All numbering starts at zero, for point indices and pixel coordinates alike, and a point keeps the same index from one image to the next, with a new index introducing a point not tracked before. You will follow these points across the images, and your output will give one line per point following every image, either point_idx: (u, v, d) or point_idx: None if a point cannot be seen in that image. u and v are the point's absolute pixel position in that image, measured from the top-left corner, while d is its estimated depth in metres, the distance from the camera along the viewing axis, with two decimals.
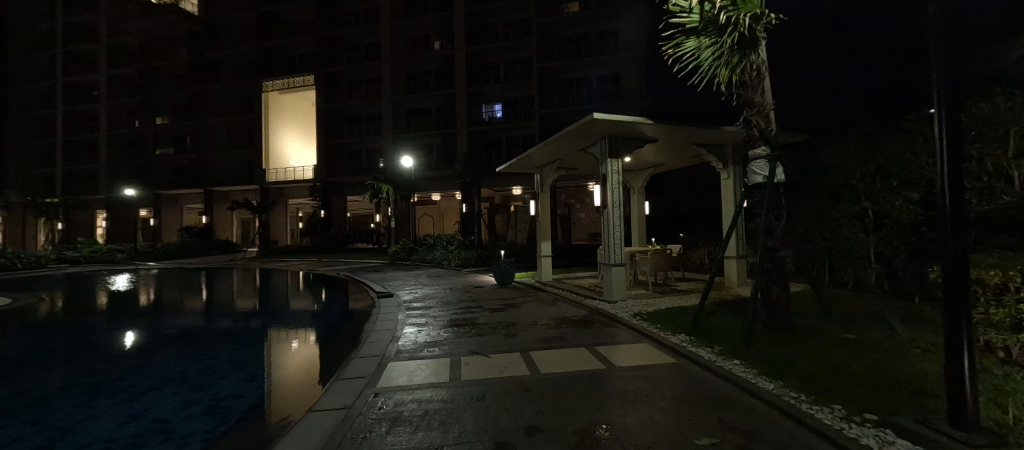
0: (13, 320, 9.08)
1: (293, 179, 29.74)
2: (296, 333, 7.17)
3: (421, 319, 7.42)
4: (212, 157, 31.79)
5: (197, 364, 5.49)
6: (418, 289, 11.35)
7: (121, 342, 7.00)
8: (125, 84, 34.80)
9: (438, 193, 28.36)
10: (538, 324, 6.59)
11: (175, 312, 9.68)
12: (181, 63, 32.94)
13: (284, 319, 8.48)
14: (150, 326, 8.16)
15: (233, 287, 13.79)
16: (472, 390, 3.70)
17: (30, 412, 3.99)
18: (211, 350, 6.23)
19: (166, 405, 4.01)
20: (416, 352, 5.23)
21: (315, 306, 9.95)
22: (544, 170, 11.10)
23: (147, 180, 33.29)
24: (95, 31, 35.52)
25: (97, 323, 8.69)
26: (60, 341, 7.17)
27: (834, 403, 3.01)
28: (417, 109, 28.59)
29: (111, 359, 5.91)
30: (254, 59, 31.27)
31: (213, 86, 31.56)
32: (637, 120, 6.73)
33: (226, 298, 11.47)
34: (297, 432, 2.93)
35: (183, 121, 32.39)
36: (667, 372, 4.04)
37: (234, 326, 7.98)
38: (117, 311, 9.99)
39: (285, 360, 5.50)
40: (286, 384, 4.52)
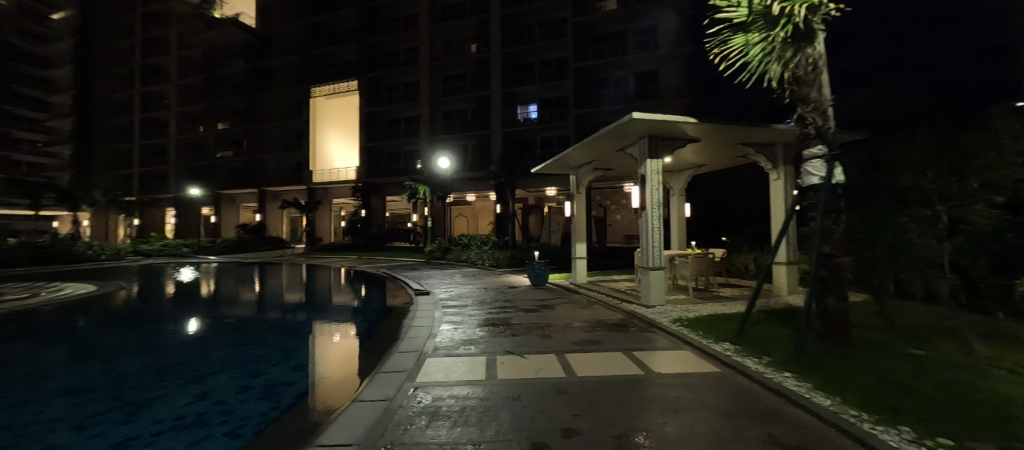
0: (98, 305, 10.32)
1: (337, 179, 31.15)
2: (337, 327, 7.50)
3: (457, 317, 7.55)
4: (265, 159, 34.05)
5: (252, 352, 5.90)
6: (453, 288, 11.60)
7: (185, 328, 7.70)
8: (191, 92, 38.07)
9: (472, 194, 28.80)
10: (573, 326, 6.53)
11: (231, 302, 10.52)
12: (239, 71, 35.62)
13: (327, 313, 8.91)
14: (209, 315, 8.85)
15: (282, 281, 14.69)
16: (508, 389, 3.73)
17: (113, 388, 4.48)
18: (264, 339, 6.66)
19: (225, 388, 4.33)
20: (452, 349, 5.34)
21: (355, 301, 10.44)
22: (580, 171, 10.99)
23: (208, 180, 36.13)
24: (167, 45, 39.21)
25: (165, 310, 9.65)
26: (133, 326, 7.96)
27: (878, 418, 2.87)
28: (454, 111, 29.14)
29: (174, 344, 6.44)
30: (302, 66, 33.17)
31: (267, 93, 33.91)
32: (680, 118, 6.50)
33: (276, 291, 12.31)
34: (342, 421, 3.06)
35: (240, 126, 34.96)
36: (707, 381, 3.88)
37: (282, 317, 8.50)
38: (181, 300, 11.04)
39: (328, 352, 5.78)
40: (329, 375, 4.70)
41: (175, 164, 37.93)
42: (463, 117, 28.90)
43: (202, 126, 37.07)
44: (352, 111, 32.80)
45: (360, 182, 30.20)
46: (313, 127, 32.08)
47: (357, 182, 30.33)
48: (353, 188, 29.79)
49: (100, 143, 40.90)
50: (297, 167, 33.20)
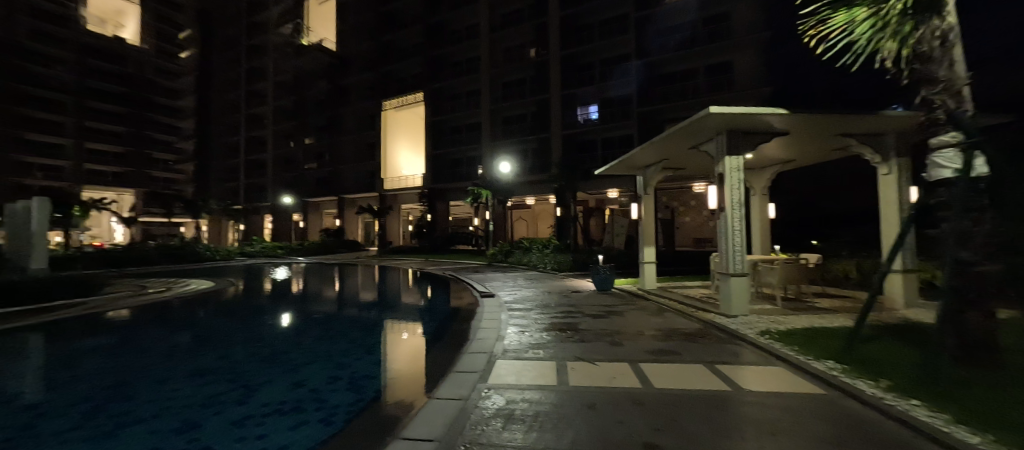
0: (213, 298, 12.00)
1: (406, 186, 33.01)
2: (409, 325, 7.92)
3: (522, 320, 7.59)
4: (345, 169, 37.25)
5: (337, 345, 6.46)
6: (517, 291, 11.69)
7: (280, 321, 8.72)
8: (284, 111, 42.85)
9: (533, 197, 28.91)
10: (645, 334, 6.23)
11: (316, 299, 11.60)
12: (322, 90, 39.38)
13: (398, 311, 9.47)
14: (297, 310, 9.87)
15: (358, 281, 15.82)
16: (582, 397, 3.64)
17: (229, 372, 5.16)
18: (346, 334, 7.27)
19: (317, 378, 4.79)
20: (521, 353, 5.37)
21: (422, 301, 10.94)
22: (648, 171, 10.54)
23: (299, 190, 40.36)
24: (265, 72, 44.58)
25: (263, 304, 10.93)
26: (240, 318, 9.14)
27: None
28: (514, 115, 29.49)
29: (273, 335, 7.31)
30: (376, 82, 35.83)
31: (346, 108, 37.15)
32: (766, 110, 5.95)
33: (352, 290, 13.31)
34: (422, 416, 3.22)
35: (324, 140, 38.62)
36: (807, 403, 3.46)
37: (360, 314, 9.20)
38: (275, 296, 12.41)
39: (404, 349, 6.12)
40: (405, 369, 4.99)
41: (272, 176, 42.90)
42: (523, 122, 29.13)
43: (293, 141, 41.53)
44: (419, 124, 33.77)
45: (427, 188, 31.76)
46: (386, 138, 34.64)
47: (425, 188, 31.94)
48: (420, 194, 31.48)
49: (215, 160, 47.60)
50: (372, 175, 35.84)
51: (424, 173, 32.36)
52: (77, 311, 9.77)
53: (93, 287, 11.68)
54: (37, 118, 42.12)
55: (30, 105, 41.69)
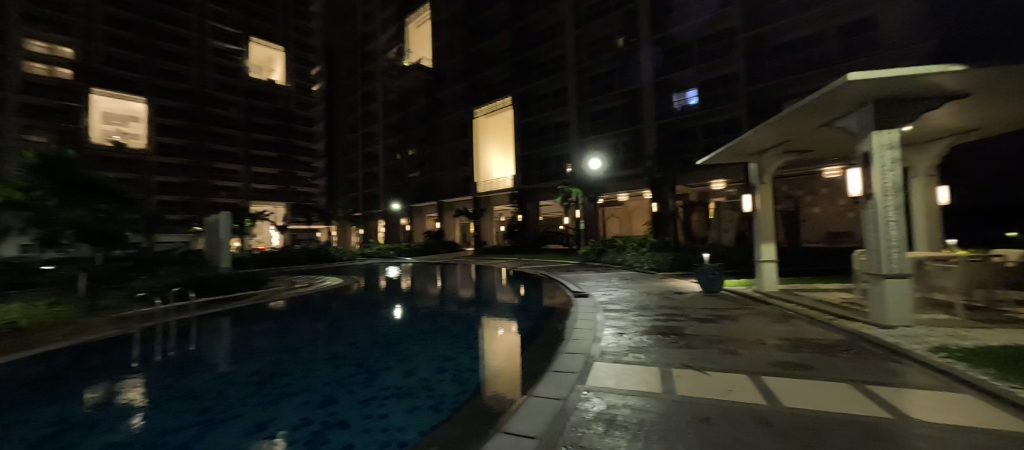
0: (342, 293, 13.87)
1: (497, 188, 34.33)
2: (506, 323, 8.14)
3: (620, 322, 7.26)
4: (442, 175, 40.06)
5: (442, 339, 6.93)
6: (612, 291, 11.27)
7: (394, 313, 9.76)
8: (390, 127, 47.69)
9: (624, 194, 27.56)
10: (766, 343, 5.47)
11: (422, 296, 12.63)
12: (421, 104, 42.88)
13: (495, 308, 9.84)
14: (408, 305, 10.87)
15: (458, 279, 16.80)
16: (693, 409, 3.31)
17: (356, 359, 5.87)
18: (450, 328, 7.77)
19: (426, 369, 5.20)
20: (620, 356, 5.13)
21: (517, 299, 11.18)
22: (764, 157, 9.33)
23: (404, 196, 44.57)
24: (374, 93, 50.19)
25: (380, 299, 12.28)
26: (363, 310, 10.41)
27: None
28: (603, 110, 28.63)
29: (388, 326, 8.19)
30: (467, 91, 37.86)
31: (442, 119, 39.97)
32: (931, 69, 4.80)
33: (453, 288, 14.18)
34: (522, 414, 3.25)
35: (424, 149, 42.06)
36: (1009, 440, 2.66)
37: (460, 310, 9.77)
38: (390, 292, 13.84)
39: (502, 345, 6.30)
40: (504, 364, 5.18)
41: (383, 185, 48.06)
42: (613, 115, 28.08)
43: (399, 152, 45.99)
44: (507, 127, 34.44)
45: (517, 189, 32.56)
46: (477, 144, 36.35)
47: (515, 189, 32.78)
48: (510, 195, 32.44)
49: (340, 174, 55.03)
50: (467, 180, 37.92)
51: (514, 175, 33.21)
52: (248, 301, 12.09)
53: (258, 281, 14.23)
54: (217, 150, 53.46)
55: (213, 139, 53.08)
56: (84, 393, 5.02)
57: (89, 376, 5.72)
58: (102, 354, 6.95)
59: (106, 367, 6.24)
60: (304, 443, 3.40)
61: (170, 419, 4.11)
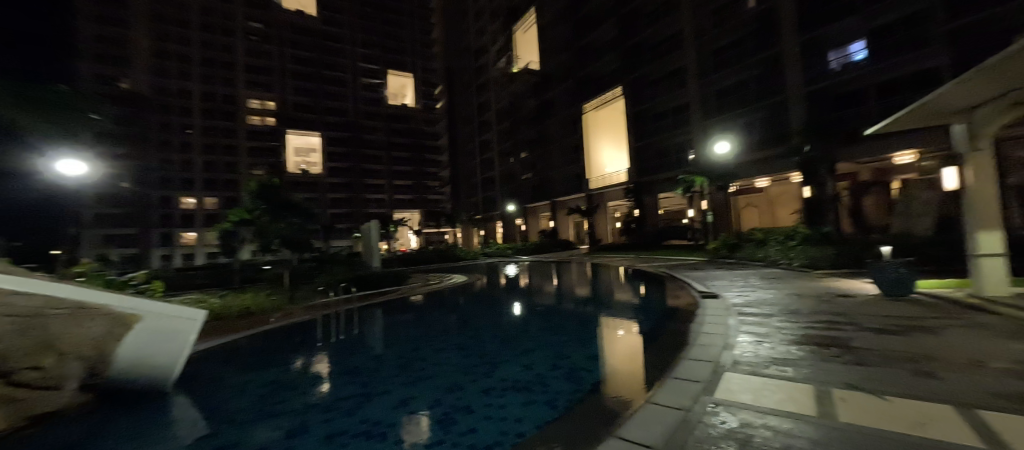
0: (468, 289, 14.97)
1: (610, 183, 33.25)
2: (623, 323, 7.69)
3: (759, 328, 6.21)
4: (554, 174, 40.50)
5: (556, 336, 6.88)
6: (751, 292, 9.76)
7: (512, 309, 10.14)
8: (503, 131, 50.06)
9: (765, 179, 23.99)
10: (991, 367, 3.99)
11: (539, 293, 12.80)
12: (531, 106, 44.01)
13: (611, 308, 9.40)
14: (527, 302, 11.16)
15: (573, 277, 16.60)
16: (866, 439, 2.57)
17: (478, 351, 6.26)
18: (564, 327, 7.68)
19: (542, 363, 5.29)
20: (759, 368, 4.35)
21: (636, 298, 10.48)
22: (977, 113, 7.03)
23: (519, 197, 46.33)
24: (488, 101, 53.27)
25: (499, 296, 12.86)
26: (485, 306, 11.02)
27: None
28: (729, 86, 25.45)
29: (507, 322, 8.55)
30: (576, 87, 37.53)
31: (551, 118, 40.47)
32: None
33: (569, 286, 14.05)
34: (635, 423, 2.96)
35: (535, 150, 43.17)
36: None
37: (575, 308, 9.62)
38: (509, 289, 14.38)
39: (615, 346, 5.99)
40: (626, 365, 4.85)
41: (499, 188, 50.71)
42: (743, 90, 24.77)
43: (512, 155, 47.97)
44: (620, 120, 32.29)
45: (632, 182, 30.99)
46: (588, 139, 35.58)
47: (630, 182, 31.25)
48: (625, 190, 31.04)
49: (462, 180, 59.99)
50: (578, 177, 37.58)
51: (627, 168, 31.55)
52: (392, 294, 14.00)
53: (401, 278, 16.29)
54: (367, 168, 63.40)
55: (363, 159, 63.26)
56: (283, 361, 6.45)
57: (289, 349, 7.32)
58: (298, 333, 8.79)
59: (300, 342, 7.90)
60: (437, 423, 3.71)
61: (337, 391, 4.93)
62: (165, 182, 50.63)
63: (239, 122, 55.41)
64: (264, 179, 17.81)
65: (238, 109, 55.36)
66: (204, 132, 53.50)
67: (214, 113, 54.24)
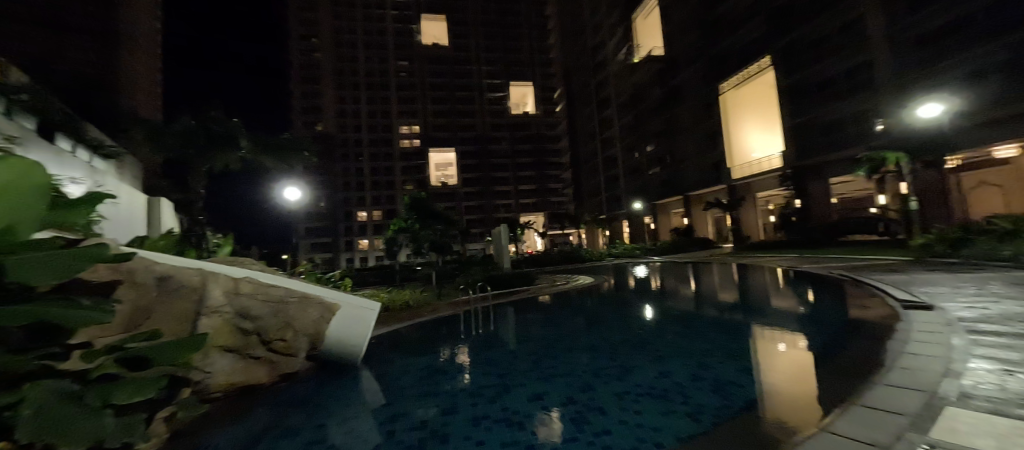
0: (596, 291, 14.85)
1: (759, 171, 29.32)
2: (783, 335, 6.50)
3: (1008, 353, 4.39)
4: (686, 167, 37.34)
5: (699, 345, 6.25)
6: (985, 304, 7.16)
7: (645, 313, 9.64)
8: (626, 126, 48.33)
9: (1012, 147, 19.18)
10: None
11: (675, 297, 11.92)
12: (657, 96, 41.55)
13: (767, 316, 8.13)
14: (658, 305, 10.60)
15: (715, 280, 14.98)
16: None
17: (612, 354, 6.12)
18: (709, 335, 6.95)
19: (682, 373, 4.92)
20: (1009, 408, 3.06)
21: (801, 307, 8.81)
22: None
23: (647, 194, 43.93)
24: (608, 98, 52.11)
25: (630, 299, 12.40)
26: (616, 308, 10.75)
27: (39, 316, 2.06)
28: (934, 30, 20.26)
29: (641, 327, 8.17)
30: (709, 67, 34.03)
31: (681, 106, 37.51)
32: None
33: (711, 290, 12.70)
34: None
35: (664, 143, 40.50)
36: None
37: (720, 316, 8.59)
38: (640, 291, 13.76)
39: (773, 362, 5.09)
40: (785, 383, 4.21)
41: (625, 186, 48.88)
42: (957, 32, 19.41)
43: (637, 151, 45.83)
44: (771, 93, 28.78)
45: (789, 168, 26.89)
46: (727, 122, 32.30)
47: (786, 168, 27.13)
48: (781, 177, 27.08)
49: (586, 181, 59.82)
50: (717, 167, 33.76)
51: (783, 151, 27.33)
52: (524, 294, 14.77)
53: (529, 278, 17.13)
54: (495, 176, 68.12)
55: (491, 168, 68.18)
56: (434, 352, 7.34)
57: (440, 341, 8.34)
58: (447, 326, 10.03)
59: (448, 336, 8.91)
60: (562, 423, 3.82)
61: (473, 382, 5.44)
62: (347, 200, 63.92)
63: (393, 146, 66.19)
64: (415, 193, 20.82)
65: (392, 135, 66.16)
66: (370, 158, 65.52)
67: (377, 141, 66.30)
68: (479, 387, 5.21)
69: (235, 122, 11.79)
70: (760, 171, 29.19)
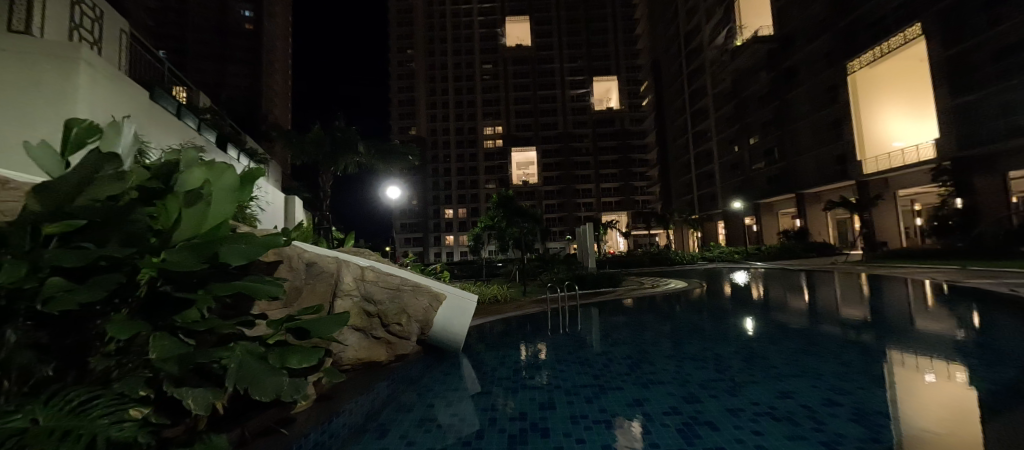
0: (689, 297, 13.87)
1: (903, 164, 24.92)
2: (933, 362, 5.39)
3: None
4: (800, 161, 33.18)
5: (826, 366, 5.46)
6: None
7: (747, 325, 8.77)
8: (725, 118, 44.42)
9: None
10: None
11: (783, 309, 10.65)
12: (765, 82, 37.50)
13: (911, 340, 6.84)
14: (762, 317, 9.62)
15: (836, 292, 13.04)
16: None
17: (719, 367, 5.67)
18: (835, 355, 6.05)
19: (808, 395, 4.38)
20: None
21: (962, 332, 7.21)
22: None
23: (749, 193, 39.90)
24: (704, 88, 48.30)
25: (728, 307, 11.39)
26: (714, 317, 9.93)
27: (241, 290, 2.57)
28: None
29: (746, 339, 7.43)
30: (835, 45, 29.74)
31: (796, 92, 33.46)
32: None
33: (830, 303, 11.07)
34: None
35: (773, 135, 36.43)
36: None
37: (845, 335, 7.41)
38: (741, 300, 12.53)
39: (918, 392, 4.29)
40: (944, 419, 3.56)
41: (721, 184, 44.87)
42: None
43: (738, 145, 41.76)
44: (923, 72, 26.46)
45: (946, 161, 22.44)
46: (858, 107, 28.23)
47: (941, 161, 22.72)
48: (936, 170, 22.49)
49: (676, 178, 56.26)
50: (841, 160, 29.29)
51: (939, 139, 22.91)
52: (610, 295, 14.39)
53: (614, 280, 16.58)
54: (578, 174, 67.33)
55: (574, 166, 67.50)
56: (524, 347, 7.50)
57: (529, 337, 8.47)
58: (533, 323, 10.16)
59: (535, 332, 9.03)
60: (655, 435, 3.64)
61: (556, 381, 5.42)
62: (436, 199, 68.49)
63: (478, 146, 68.87)
64: (501, 192, 21.44)
65: (478, 135, 68.89)
66: (458, 159, 69.15)
67: (463, 142, 69.54)
68: (573, 386, 5.17)
69: (355, 129, 13.34)
70: (904, 164, 24.81)
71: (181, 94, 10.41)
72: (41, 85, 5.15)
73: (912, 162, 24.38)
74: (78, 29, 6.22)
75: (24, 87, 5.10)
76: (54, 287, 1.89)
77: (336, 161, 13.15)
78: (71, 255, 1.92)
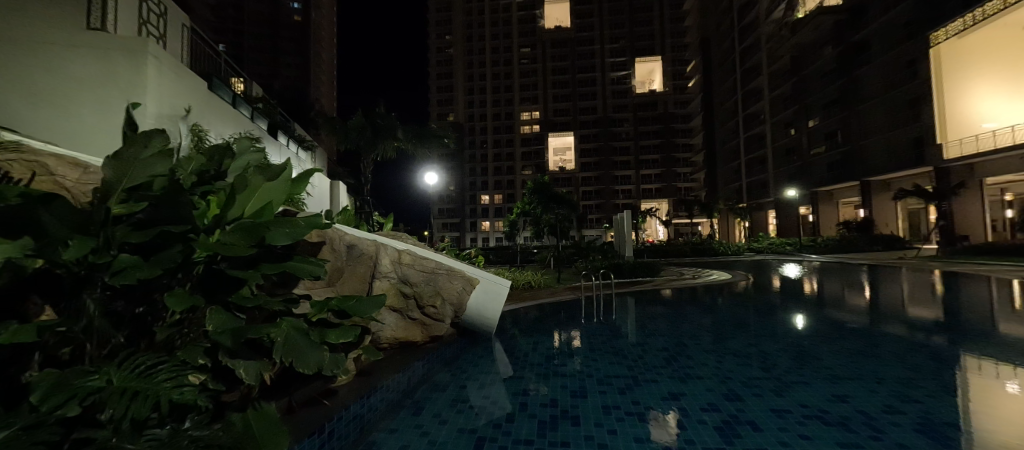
0: (732, 289, 13.26)
1: (991, 148, 22.18)
2: (1017, 370, 4.81)
3: None
4: (868, 145, 30.47)
5: (892, 370, 4.96)
6: None
7: (797, 321, 8.22)
8: (782, 98, 41.44)
9: None
10: None
11: (840, 305, 9.92)
12: (830, 58, 34.53)
13: (992, 344, 6.13)
14: (816, 313, 8.96)
15: (902, 290, 11.94)
16: None
17: (763, 365, 5.31)
18: (901, 358, 5.49)
19: (866, 400, 4.02)
20: None
21: None
22: None
23: (805, 180, 37.18)
24: (759, 66, 45.10)
25: (777, 301, 10.76)
26: (760, 311, 9.41)
27: (287, 269, 2.61)
28: None
29: (795, 335, 6.99)
30: (916, 12, 26.77)
31: (866, 68, 30.59)
32: None
33: (896, 302, 10.17)
34: None
35: (835, 117, 33.67)
36: None
37: (912, 336, 6.77)
38: (792, 295, 11.80)
39: (997, 403, 3.81)
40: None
41: (773, 170, 42.15)
42: None
43: (795, 128, 38.93)
44: None
45: None
46: (941, 84, 24.80)
47: None
48: None
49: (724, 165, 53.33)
50: (917, 143, 26.55)
51: None
52: (649, 285, 14.05)
53: (652, 270, 16.09)
54: (617, 160, 65.59)
55: (614, 152, 65.70)
56: (555, 333, 7.45)
57: (562, 324, 8.41)
58: (569, 309, 10.13)
59: (568, 319, 8.95)
60: (692, 431, 3.48)
61: (590, 368, 5.34)
62: (474, 185, 69.30)
63: (516, 132, 68.70)
64: (538, 178, 21.27)
65: (516, 121, 68.60)
66: (495, 144, 69.17)
67: (501, 128, 69.56)
68: (604, 376, 5.04)
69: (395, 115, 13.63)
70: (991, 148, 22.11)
71: (239, 84, 11.06)
72: (117, 76, 5.60)
73: (1002, 145, 21.66)
74: (145, 24, 6.71)
75: (102, 79, 5.55)
76: (125, 260, 2.03)
77: (377, 147, 13.54)
78: (141, 234, 2.08)
